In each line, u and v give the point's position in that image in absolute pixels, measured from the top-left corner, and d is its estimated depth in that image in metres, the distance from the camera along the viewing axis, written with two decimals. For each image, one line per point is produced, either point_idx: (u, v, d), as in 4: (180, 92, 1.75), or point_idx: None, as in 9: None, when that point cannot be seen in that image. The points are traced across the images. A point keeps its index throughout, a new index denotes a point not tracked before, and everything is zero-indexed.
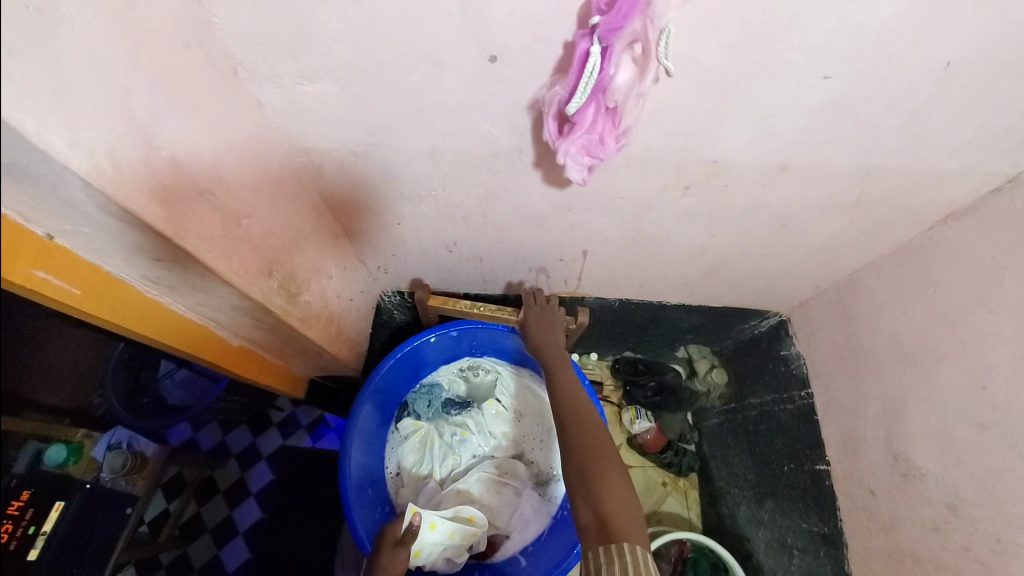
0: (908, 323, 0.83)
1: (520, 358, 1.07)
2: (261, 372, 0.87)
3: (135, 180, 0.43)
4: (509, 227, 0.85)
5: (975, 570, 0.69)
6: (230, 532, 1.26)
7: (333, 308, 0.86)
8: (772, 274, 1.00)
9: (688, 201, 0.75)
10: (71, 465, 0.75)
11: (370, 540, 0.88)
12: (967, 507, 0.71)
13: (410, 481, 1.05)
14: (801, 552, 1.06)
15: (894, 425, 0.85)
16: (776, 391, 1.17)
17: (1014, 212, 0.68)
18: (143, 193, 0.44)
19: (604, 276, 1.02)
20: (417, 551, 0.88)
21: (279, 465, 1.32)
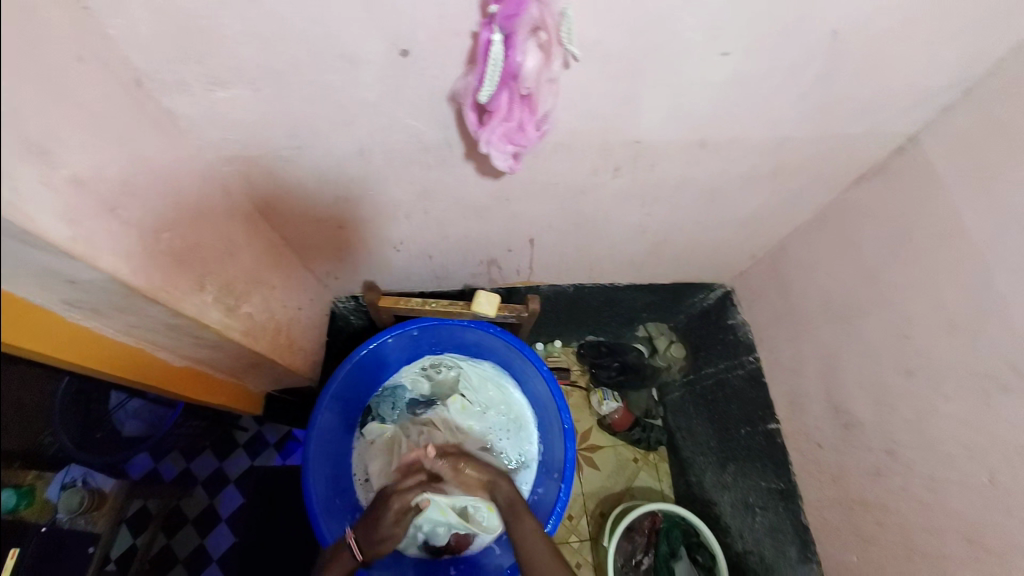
0: (833, 282, 0.89)
1: (480, 351, 1.08)
2: (213, 390, 0.83)
3: (35, 198, 0.41)
4: (452, 221, 0.86)
5: (916, 509, 0.73)
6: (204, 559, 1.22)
7: (279, 319, 0.84)
8: (710, 247, 1.04)
9: (620, 181, 0.78)
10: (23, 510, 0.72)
11: None
12: (903, 450, 0.75)
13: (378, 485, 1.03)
14: (762, 510, 1.09)
15: (830, 379, 0.90)
16: (727, 359, 1.23)
17: (914, 170, 0.74)
18: (47, 211, 0.42)
19: (553, 263, 1.04)
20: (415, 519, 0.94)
21: (249, 487, 1.29)
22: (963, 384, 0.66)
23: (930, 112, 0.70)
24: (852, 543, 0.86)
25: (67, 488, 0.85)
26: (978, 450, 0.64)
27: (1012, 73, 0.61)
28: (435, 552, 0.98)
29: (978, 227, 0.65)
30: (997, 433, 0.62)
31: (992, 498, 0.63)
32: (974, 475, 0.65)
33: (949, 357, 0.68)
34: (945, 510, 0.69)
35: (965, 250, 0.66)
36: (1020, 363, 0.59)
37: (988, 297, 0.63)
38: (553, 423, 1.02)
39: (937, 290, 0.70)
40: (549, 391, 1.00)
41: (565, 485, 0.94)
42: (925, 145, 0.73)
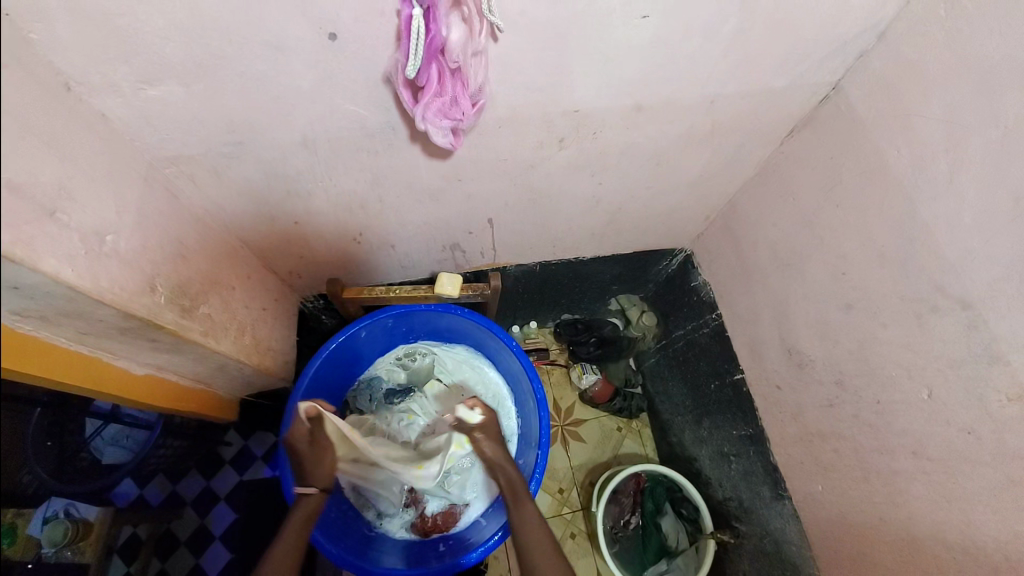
0: (778, 233, 0.94)
1: (453, 335, 1.10)
2: (182, 400, 0.83)
3: None
4: (408, 207, 0.87)
5: (866, 433, 0.79)
6: None
7: (242, 319, 0.84)
8: (664, 212, 1.08)
9: (566, 153, 0.80)
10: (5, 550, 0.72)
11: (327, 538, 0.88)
12: (850, 380, 0.81)
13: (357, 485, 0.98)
14: (736, 457, 1.15)
15: (783, 324, 0.95)
16: (694, 319, 1.28)
17: (839, 118, 0.79)
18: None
19: (515, 242, 1.06)
20: None
21: (240, 500, 1.30)
22: (896, 310, 0.71)
23: (849, 60, 0.75)
24: (815, 474, 0.91)
25: (49, 521, 0.83)
26: (916, 369, 0.70)
27: (918, 16, 0.65)
28: (425, 532, 1.00)
29: (900, 162, 0.69)
30: (930, 350, 0.67)
31: (931, 411, 0.68)
32: (914, 393, 0.70)
33: (883, 287, 0.73)
34: (892, 429, 0.74)
35: (889, 186, 0.71)
36: (946, 285, 0.64)
37: (912, 226, 0.68)
38: (528, 397, 1.04)
39: (867, 228, 0.75)
40: (521, 366, 1.02)
41: (542, 451, 0.97)
42: (848, 92, 0.77)
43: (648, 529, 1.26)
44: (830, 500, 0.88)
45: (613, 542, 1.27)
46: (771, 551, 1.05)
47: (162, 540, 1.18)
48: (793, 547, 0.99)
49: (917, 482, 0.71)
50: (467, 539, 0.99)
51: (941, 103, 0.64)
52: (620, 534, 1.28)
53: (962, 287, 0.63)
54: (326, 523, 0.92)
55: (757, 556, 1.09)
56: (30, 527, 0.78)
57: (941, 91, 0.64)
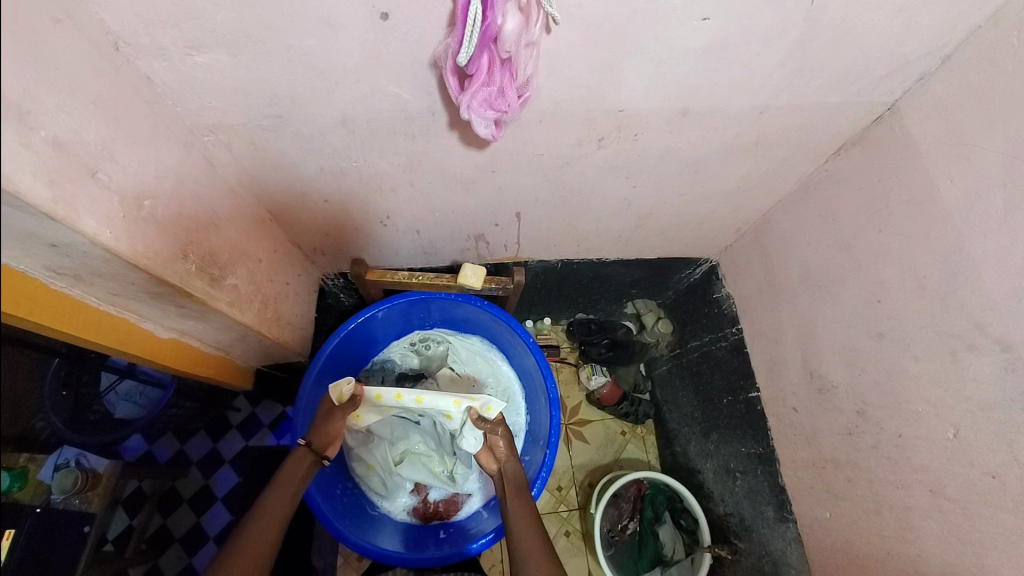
0: (813, 253, 0.91)
1: (469, 325, 1.10)
2: (195, 364, 0.82)
3: (27, 166, 0.40)
4: (438, 193, 0.86)
5: (884, 465, 0.77)
6: (199, 539, 1.24)
7: (266, 292, 0.84)
8: (694, 221, 1.06)
9: (603, 152, 0.79)
10: (15, 492, 0.72)
11: (331, 511, 0.89)
12: (873, 410, 0.79)
13: (362, 471, 1.01)
14: (742, 474, 1.14)
15: (808, 345, 0.93)
16: (712, 332, 1.26)
17: (892, 139, 0.76)
18: (34, 175, 0.41)
19: (541, 238, 1.05)
20: (379, 394, 0.88)
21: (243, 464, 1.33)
22: (931, 345, 0.69)
23: (909, 81, 0.72)
24: (824, 502, 0.89)
25: (61, 469, 0.84)
26: (944, 407, 0.67)
27: (991, 41, 0.62)
28: (425, 518, 1.01)
29: (952, 192, 0.66)
30: (961, 389, 0.65)
31: (955, 451, 0.66)
32: (940, 431, 0.68)
33: (920, 320, 0.71)
34: (913, 465, 0.72)
35: (938, 217, 0.68)
36: (987, 324, 0.62)
37: (959, 260, 0.65)
38: (540, 395, 1.04)
39: (909, 256, 0.72)
40: (536, 363, 1.02)
41: (551, 449, 0.96)
42: (905, 113, 0.74)
43: (645, 536, 1.26)
44: (837, 528, 0.87)
45: (608, 546, 1.28)
46: (768, 572, 1.05)
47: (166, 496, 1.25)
48: (792, 571, 0.98)
49: (932, 521, 0.69)
50: (468, 530, 0.98)
51: (1002, 135, 0.61)
52: (616, 537, 1.28)
53: (1004, 329, 0.60)
54: (332, 498, 0.93)
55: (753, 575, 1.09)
56: (42, 473, 0.78)
57: (1004, 124, 0.60)
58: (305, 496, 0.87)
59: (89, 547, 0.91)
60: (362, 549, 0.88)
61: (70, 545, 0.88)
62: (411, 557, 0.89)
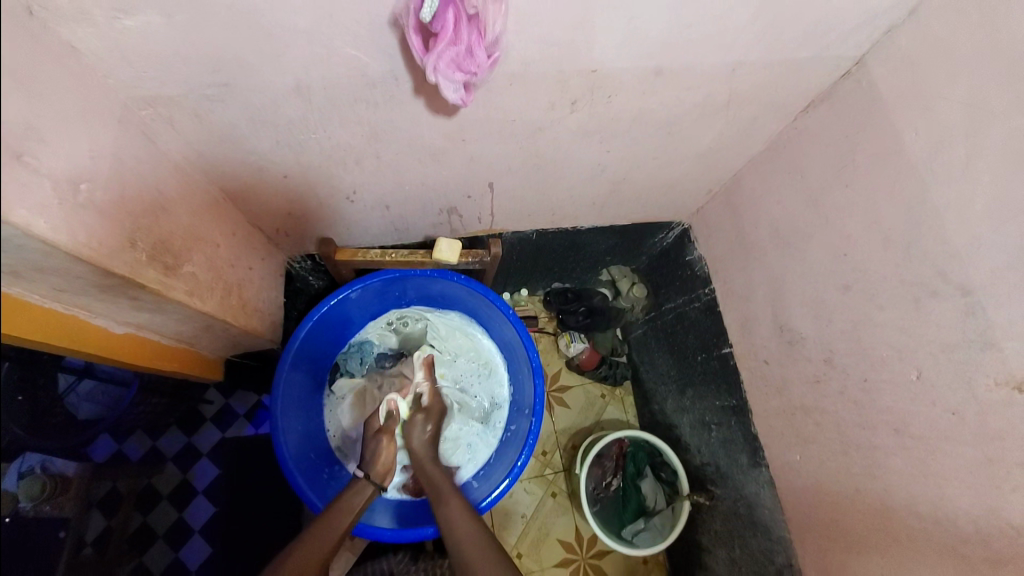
0: (781, 211, 0.94)
1: (447, 301, 1.08)
2: (161, 357, 0.78)
3: None
4: (408, 165, 0.82)
5: (850, 408, 0.83)
6: (185, 532, 1.22)
7: (230, 279, 0.80)
8: (669, 183, 1.06)
9: (578, 116, 0.76)
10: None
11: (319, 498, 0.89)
12: (839, 358, 0.84)
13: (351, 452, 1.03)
14: (717, 426, 1.21)
15: (777, 300, 0.97)
16: (687, 293, 1.30)
17: (860, 93, 0.77)
18: None
19: (515, 208, 1.03)
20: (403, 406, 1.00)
21: (223, 457, 1.30)
22: (895, 293, 0.73)
23: (876, 34, 0.72)
24: (795, 446, 0.96)
25: (25, 476, 0.80)
26: (907, 351, 0.72)
27: None
28: (416, 493, 1.02)
29: (916, 145, 0.68)
30: (924, 333, 0.69)
31: (916, 391, 0.71)
32: (904, 374, 0.73)
33: (884, 271, 0.74)
34: (877, 406, 0.77)
35: (902, 169, 0.70)
36: (949, 271, 0.65)
37: (922, 211, 0.68)
38: (522, 364, 1.04)
39: (873, 209, 0.75)
40: (516, 334, 1.02)
41: (538, 416, 0.96)
42: (871, 68, 0.75)
43: (628, 491, 1.32)
44: (808, 469, 0.93)
45: (594, 502, 1.33)
46: (743, 513, 1.13)
47: (143, 495, 1.16)
48: (765, 510, 1.05)
49: (896, 457, 0.75)
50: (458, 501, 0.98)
51: (965, 86, 0.62)
52: (601, 494, 1.34)
53: (964, 275, 0.63)
54: (320, 486, 0.93)
55: (729, 517, 1.17)
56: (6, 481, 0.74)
57: (965, 74, 0.62)
58: (292, 486, 0.87)
59: (66, 552, 0.89)
60: (354, 529, 0.89)
61: (46, 551, 0.84)
62: (404, 531, 0.90)
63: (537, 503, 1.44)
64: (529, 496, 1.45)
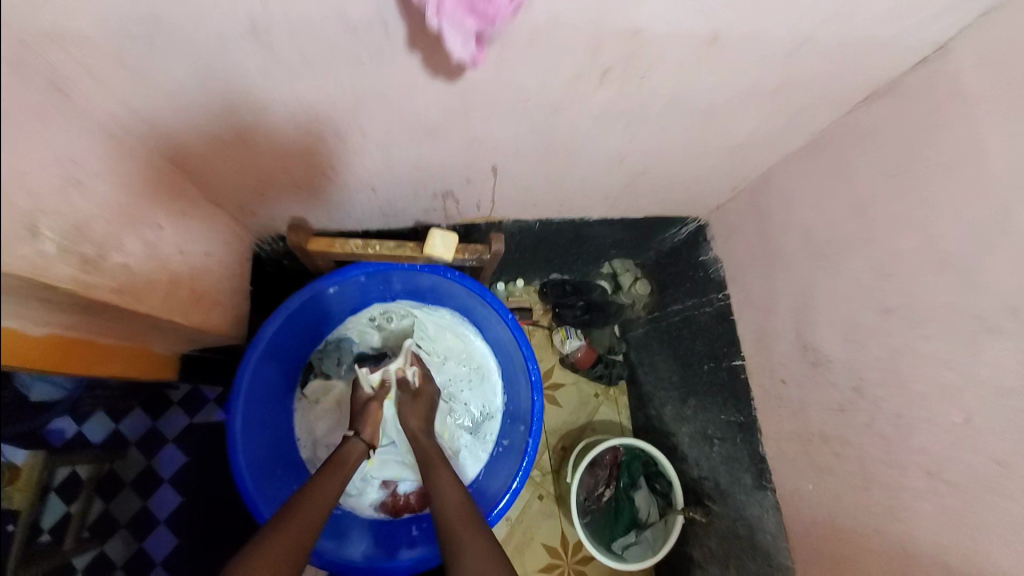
0: (818, 218, 0.83)
1: (437, 297, 0.97)
2: (104, 359, 0.67)
3: None
4: (397, 141, 0.69)
5: (876, 442, 0.75)
6: (149, 522, 1.14)
7: (178, 267, 0.67)
8: (692, 178, 0.95)
9: (605, 92, 0.64)
10: None
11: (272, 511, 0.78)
12: (871, 388, 0.75)
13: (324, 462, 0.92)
14: (719, 441, 1.13)
15: (803, 316, 0.88)
16: (698, 296, 1.20)
17: (936, 87, 0.66)
18: None
19: (520, 196, 0.91)
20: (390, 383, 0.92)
21: (190, 445, 1.18)
22: (946, 324, 0.64)
23: (965, 17, 0.61)
24: (808, 474, 0.89)
25: None
26: (953, 390, 0.63)
27: None
28: (396, 512, 0.93)
29: (998, 154, 0.58)
30: (976, 373, 0.60)
31: (959, 436, 0.63)
32: (946, 415, 0.65)
33: (938, 298, 0.65)
34: (910, 445, 0.70)
35: (977, 181, 0.60)
36: (1021, 306, 0.56)
37: (995, 233, 0.58)
38: (519, 372, 0.94)
39: (934, 224, 0.65)
40: (514, 339, 0.91)
41: (536, 436, 0.87)
42: (952, 57, 0.64)
43: (621, 502, 1.26)
44: (820, 500, 0.86)
45: (584, 514, 1.26)
46: (743, 534, 1.06)
47: (104, 480, 1.11)
48: (768, 536, 0.99)
49: (924, 502, 0.68)
50: None
51: None
52: (592, 506, 1.27)
53: None
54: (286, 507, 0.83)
55: (725, 535, 1.11)
56: None
57: None
58: (242, 493, 0.76)
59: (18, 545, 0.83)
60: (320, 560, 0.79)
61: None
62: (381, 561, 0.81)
63: (523, 507, 1.38)
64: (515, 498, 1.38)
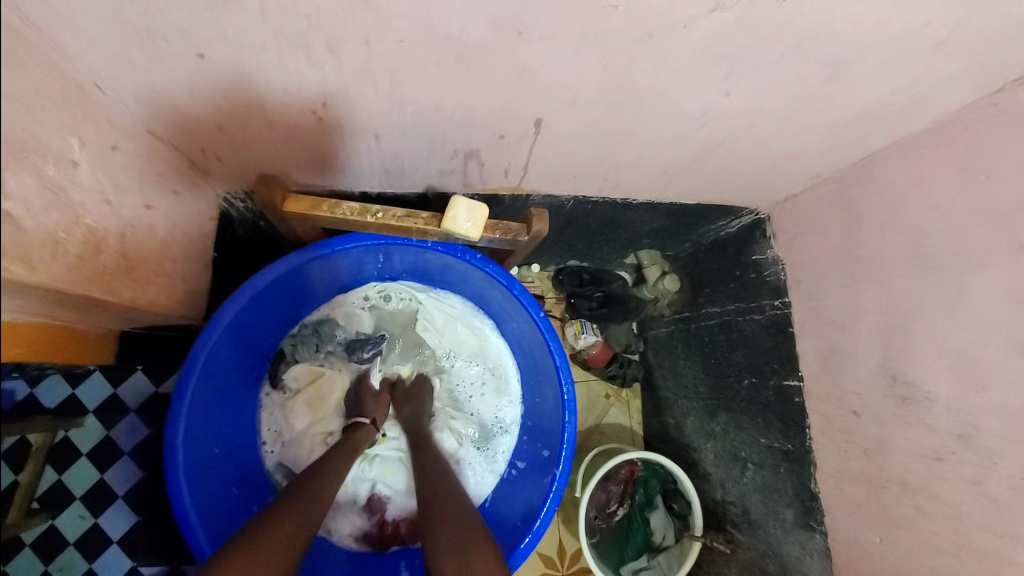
0: (937, 222, 0.67)
1: (444, 279, 0.79)
2: (3, 342, 0.47)
3: None
4: (414, 71, 0.50)
5: (987, 507, 0.61)
6: (108, 498, 0.97)
7: (92, 220, 0.49)
8: (774, 160, 0.77)
9: (717, 20, 0.45)
10: None
11: (207, 528, 0.62)
12: (988, 439, 0.61)
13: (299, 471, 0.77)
14: (755, 466, 0.98)
15: (894, 340, 0.72)
16: (741, 300, 1.03)
17: None
18: None
19: (562, 165, 0.73)
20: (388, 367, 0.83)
21: (155, 416, 0.99)
22: None
23: None
24: (879, 526, 0.76)
25: None
26: None
27: None
28: (382, 543, 0.80)
29: None
30: None
31: None
32: None
33: None
34: None
35: None
36: None
37: None
38: (545, 380, 0.77)
39: None
40: (540, 341, 0.74)
41: (562, 464, 0.72)
42: None
43: (634, 522, 1.13)
44: (890, 557, 0.73)
45: (592, 533, 1.13)
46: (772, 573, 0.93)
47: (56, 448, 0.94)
48: None
49: None
50: None
51: None
52: (602, 524, 1.14)
53: None
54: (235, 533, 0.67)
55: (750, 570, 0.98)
56: None
57: None
58: (172, 504, 0.60)
59: None
60: None
61: None
62: None
63: None
64: None
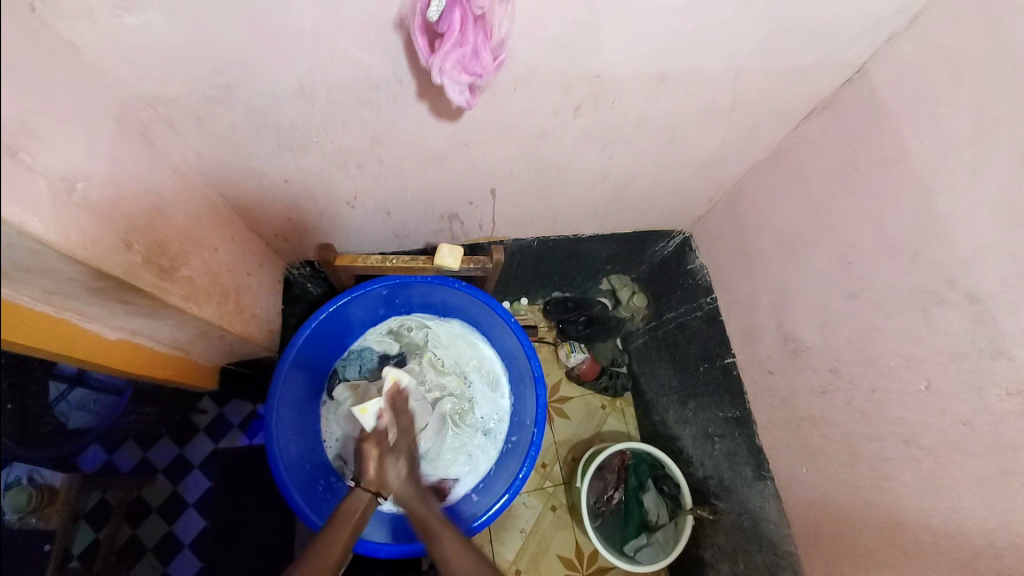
0: (785, 219, 0.93)
1: (448, 308, 1.07)
2: (146, 363, 0.74)
3: None
4: (409, 170, 0.81)
5: (859, 420, 0.80)
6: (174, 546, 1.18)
7: (224, 281, 0.78)
8: (671, 191, 1.06)
9: (580, 121, 0.76)
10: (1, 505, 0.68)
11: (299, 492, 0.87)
12: (847, 367, 0.82)
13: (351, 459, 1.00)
14: (720, 438, 1.17)
15: (781, 309, 0.96)
16: (687, 302, 1.29)
17: (862, 100, 0.78)
18: None
19: (517, 214, 1.02)
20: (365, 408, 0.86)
21: (215, 468, 1.24)
22: (902, 302, 0.72)
23: (878, 41, 0.73)
24: (802, 458, 0.93)
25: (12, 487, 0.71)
26: (915, 359, 0.71)
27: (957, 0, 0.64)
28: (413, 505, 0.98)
29: (920, 151, 0.68)
30: (933, 342, 0.68)
31: (926, 401, 0.70)
32: (912, 383, 0.71)
33: (891, 279, 0.74)
34: (886, 417, 0.76)
35: (908, 175, 0.70)
36: (956, 278, 0.65)
37: (930, 219, 0.67)
38: (524, 371, 1.02)
39: (879, 215, 0.75)
40: (518, 344, 1.00)
41: (538, 429, 0.95)
42: (872, 75, 0.76)
43: (631, 504, 1.29)
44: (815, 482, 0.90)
45: (595, 517, 1.30)
46: (748, 527, 1.08)
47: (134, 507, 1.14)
48: (770, 525, 1.02)
49: (906, 469, 0.73)
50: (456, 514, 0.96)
51: (969, 93, 0.63)
52: (603, 509, 1.31)
53: (972, 281, 0.63)
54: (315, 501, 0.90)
55: (733, 531, 1.12)
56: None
57: (967, 80, 0.63)
58: (276, 479, 0.85)
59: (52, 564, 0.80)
60: None
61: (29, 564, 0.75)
62: (401, 546, 0.88)
63: (536, 517, 1.41)
64: (528, 510, 1.41)
